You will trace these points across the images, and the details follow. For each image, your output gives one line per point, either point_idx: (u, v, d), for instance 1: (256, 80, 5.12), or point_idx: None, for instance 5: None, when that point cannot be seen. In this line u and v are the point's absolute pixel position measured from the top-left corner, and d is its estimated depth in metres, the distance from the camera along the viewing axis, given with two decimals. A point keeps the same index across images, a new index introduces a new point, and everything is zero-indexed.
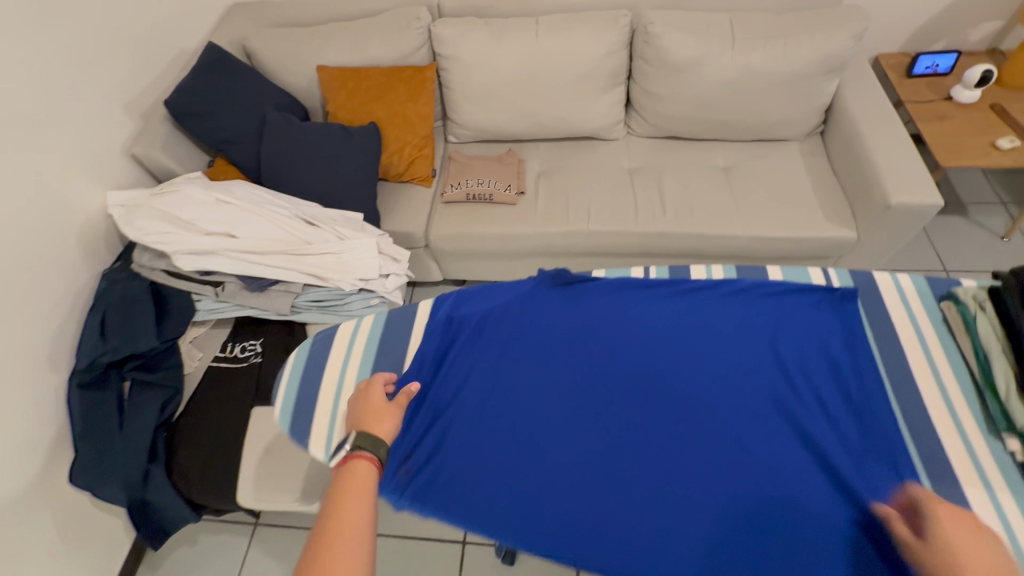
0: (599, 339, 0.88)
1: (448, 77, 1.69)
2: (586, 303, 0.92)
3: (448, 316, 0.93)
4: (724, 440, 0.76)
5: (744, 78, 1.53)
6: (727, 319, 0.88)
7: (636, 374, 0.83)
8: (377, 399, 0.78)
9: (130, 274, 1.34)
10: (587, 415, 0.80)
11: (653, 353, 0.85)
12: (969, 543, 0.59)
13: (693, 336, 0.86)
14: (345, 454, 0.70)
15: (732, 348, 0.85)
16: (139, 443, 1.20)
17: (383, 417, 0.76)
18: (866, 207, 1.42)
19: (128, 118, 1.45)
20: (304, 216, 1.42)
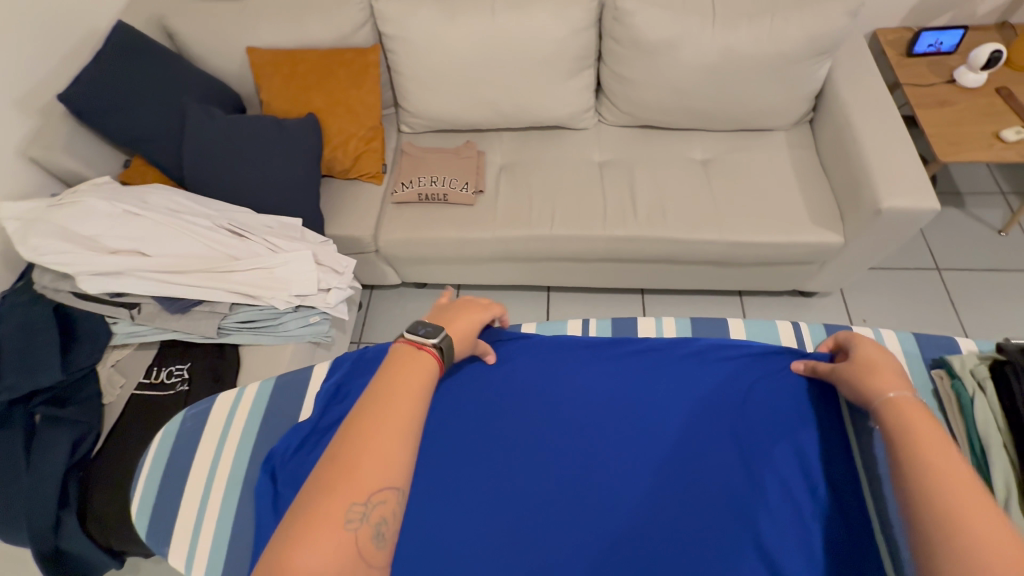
0: (542, 403, 0.86)
1: (395, 60, 1.50)
2: (526, 367, 0.90)
3: (338, 386, 0.85)
4: (654, 520, 0.71)
5: (725, 60, 1.36)
6: (676, 381, 0.86)
7: (583, 443, 0.80)
8: (469, 325, 0.79)
9: (32, 297, 1.19)
10: (532, 492, 0.76)
11: (599, 420, 0.82)
12: (879, 354, 0.71)
13: (638, 399, 0.84)
14: (426, 342, 0.67)
15: (682, 413, 0.81)
16: (48, 489, 1.08)
17: (464, 340, 0.77)
18: (854, 210, 1.28)
19: (22, 115, 1.27)
20: (230, 226, 1.27)
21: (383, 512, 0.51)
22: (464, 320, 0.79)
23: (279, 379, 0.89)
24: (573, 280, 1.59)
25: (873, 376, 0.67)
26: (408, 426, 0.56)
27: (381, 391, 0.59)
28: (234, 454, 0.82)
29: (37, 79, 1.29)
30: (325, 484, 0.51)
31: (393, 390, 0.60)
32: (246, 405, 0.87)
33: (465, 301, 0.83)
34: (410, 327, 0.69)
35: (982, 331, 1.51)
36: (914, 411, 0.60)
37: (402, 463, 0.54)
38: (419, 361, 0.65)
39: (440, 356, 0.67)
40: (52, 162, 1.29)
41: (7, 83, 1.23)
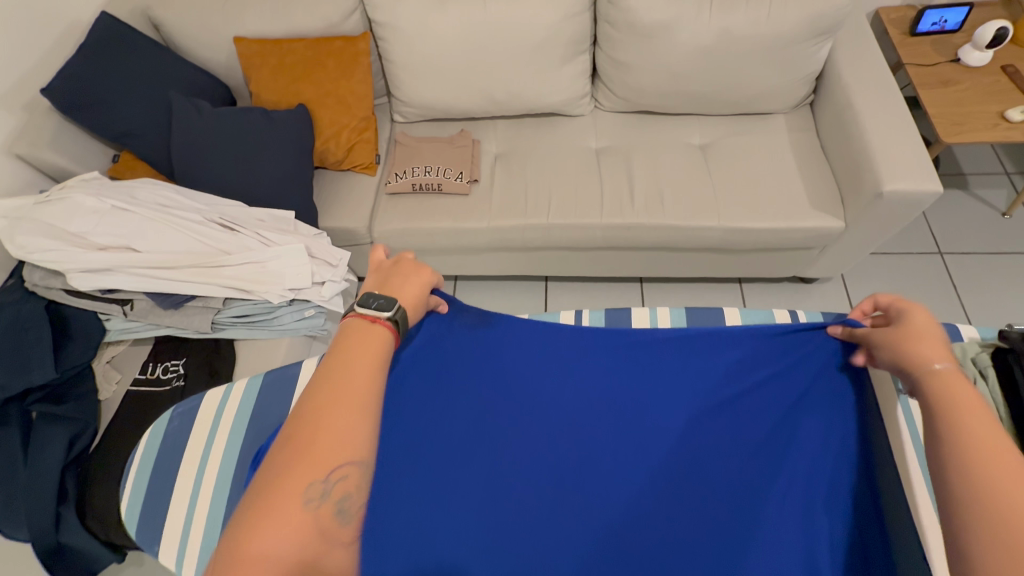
0: (544, 406, 0.83)
1: (386, 48, 1.47)
2: (529, 367, 0.87)
3: None
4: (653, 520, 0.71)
5: (723, 43, 1.33)
6: (687, 383, 0.83)
7: (587, 448, 0.78)
8: (417, 289, 0.70)
9: (22, 295, 1.18)
10: (530, 497, 0.74)
11: (602, 423, 0.80)
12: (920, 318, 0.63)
13: (645, 402, 0.82)
14: (379, 314, 0.61)
15: (690, 417, 0.79)
16: (46, 485, 1.08)
17: (411, 302, 0.68)
18: (855, 194, 1.26)
19: (7, 111, 1.25)
20: (221, 220, 1.26)
21: (344, 488, 0.48)
22: (411, 283, 0.70)
23: (267, 375, 0.89)
24: (570, 269, 1.57)
25: (915, 348, 0.59)
26: (365, 397, 0.52)
27: (334, 366, 0.55)
28: (224, 449, 0.82)
29: (20, 74, 1.26)
30: (281, 465, 0.48)
31: (349, 361, 0.56)
32: (234, 403, 0.87)
33: (402, 264, 0.73)
34: (359, 300, 0.62)
35: (985, 315, 1.49)
36: (960, 384, 0.53)
37: (361, 435, 0.50)
38: (374, 333, 0.59)
39: (397, 327, 0.61)
40: (39, 159, 1.27)
41: None
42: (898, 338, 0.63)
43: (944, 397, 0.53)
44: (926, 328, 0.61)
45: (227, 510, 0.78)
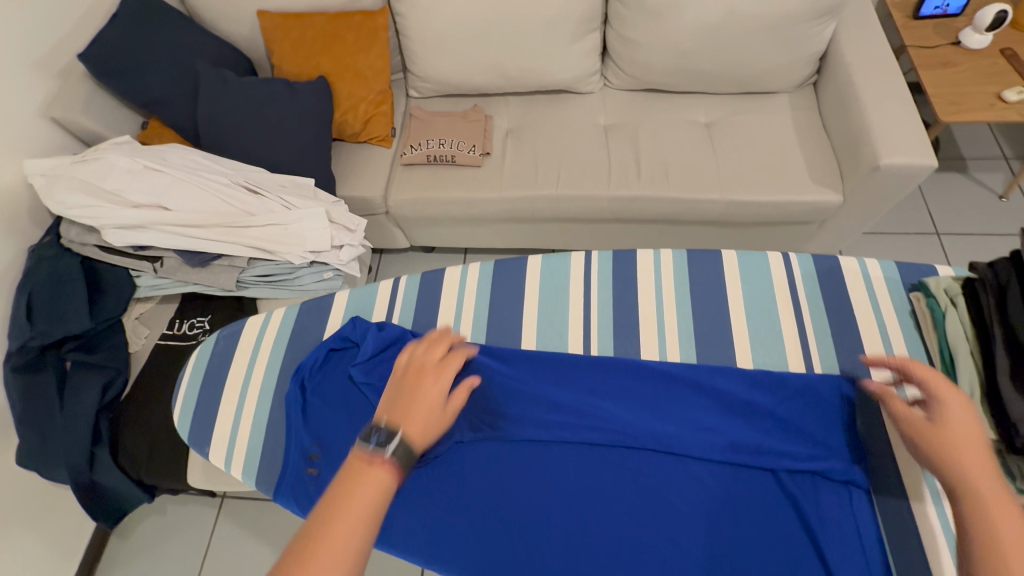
0: (552, 456, 0.76)
1: (403, 24, 1.51)
2: (539, 396, 0.79)
3: (343, 337, 0.85)
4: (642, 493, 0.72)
5: (729, 22, 1.37)
6: (708, 441, 0.74)
7: (592, 514, 0.71)
8: (435, 397, 0.68)
9: (60, 250, 1.25)
10: (529, 556, 0.69)
11: (608, 476, 0.73)
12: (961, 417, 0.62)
13: (660, 460, 0.74)
14: (379, 455, 0.59)
15: (705, 472, 0.73)
16: (82, 427, 1.15)
17: (433, 422, 0.67)
18: (854, 168, 1.31)
19: (44, 75, 1.31)
20: (247, 184, 1.32)
21: None
22: (426, 392, 0.69)
23: (302, 304, 0.93)
24: (576, 242, 1.64)
25: (961, 467, 0.58)
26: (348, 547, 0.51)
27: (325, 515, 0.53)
28: (258, 377, 0.87)
29: (56, 40, 1.32)
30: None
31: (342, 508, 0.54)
32: (273, 330, 0.91)
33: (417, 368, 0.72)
34: (363, 436, 0.61)
35: None
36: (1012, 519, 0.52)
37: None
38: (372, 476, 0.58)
39: (399, 464, 0.60)
40: (73, 123, 1.33)
41: (27, 44, 1.25)
42: (935, 449, 0.61)
43: (987, 539, 0.51)
44: (967, 435, 0.60)
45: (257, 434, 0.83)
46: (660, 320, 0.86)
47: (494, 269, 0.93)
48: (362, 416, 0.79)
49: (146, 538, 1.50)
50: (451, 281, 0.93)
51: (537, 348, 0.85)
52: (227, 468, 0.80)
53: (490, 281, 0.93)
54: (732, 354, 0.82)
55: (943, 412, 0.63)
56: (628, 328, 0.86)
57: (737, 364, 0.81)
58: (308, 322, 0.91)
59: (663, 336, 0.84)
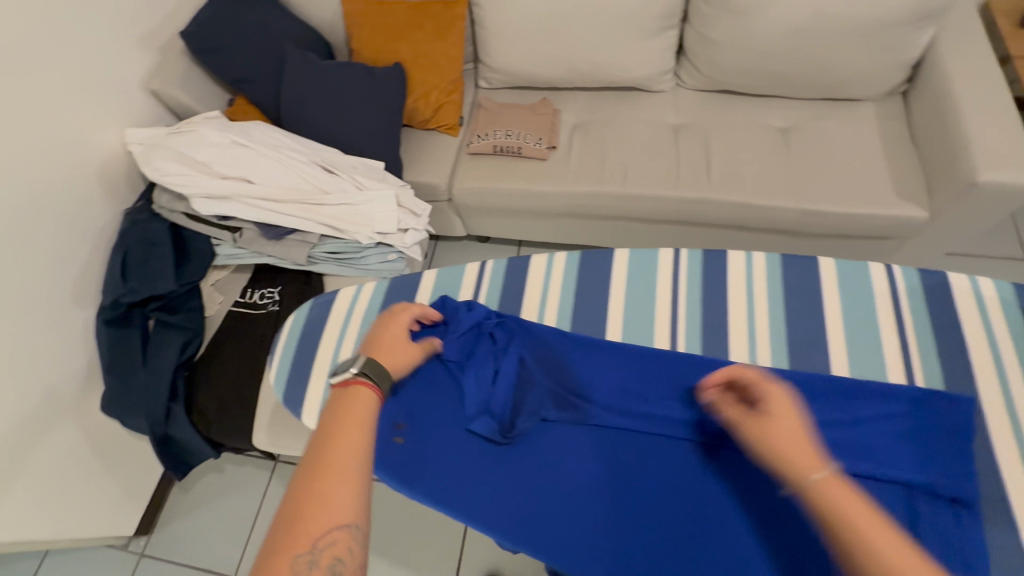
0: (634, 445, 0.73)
1: (480, 14, 1.53)
2: (624, 385, 0.76)
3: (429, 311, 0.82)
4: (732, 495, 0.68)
5: (819, 23, 1.32)
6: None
7: (673, 506, 0.68)
8: (397, 332, 0.72)
9: (151, 215, 1.33)
10: (617, 545, 0.66)
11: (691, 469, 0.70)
12: (789, 420, 0.59)
13: (749, 458, 0.69)
14: (348, 374, 0.62)
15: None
16: (161, 381, 1.23)
17: (397, 355, 0.70)
18: (944, 183, 1.24)
19: (145, 51, 1.40)
20: (322, 163, 1.37)
21: (333, 553, 0.48)
22: (387, 334, 0.72)
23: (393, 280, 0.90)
24: (634, 243, 1.62)
25: (795, 457, 0.56)
26: (357, 461, 0.53)
27: (327, 438, 0.56)
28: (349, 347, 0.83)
29: (158, 17, 1.41)
30: (266, 548, 0.48)
31: (339, 429, 0.57)
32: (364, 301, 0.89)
33: (377, 320, 0.74)
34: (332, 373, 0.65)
35: None
36: (843, 492, 0.51)
37: (354, 498, 0.51)
38: (359, 398, 0.61)
39: (374, 378, 0.63)
40: (168, 97, 1.41)
41: (133, 20, 1.34)
42: (769, 446, 0.58)
43: (845, 531, 0.49)
44: (793, 425, 0.59)
45: None
46: (750, 320, 0.81)
47: (583, 259, 0.90)
48: (450, 392, 0.77)
49: (204, 492, 1.59)
50: (539, 267, 0.90)
51: (624, 340, 0.81)
52: None
53: (577, 272, 0.90)
54: (826, 360, 0.77)
55: (771, 405, 0.61)
56: (717, 326, 0.81)
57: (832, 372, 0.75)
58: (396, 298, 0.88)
59: (754, 335, 0.80)
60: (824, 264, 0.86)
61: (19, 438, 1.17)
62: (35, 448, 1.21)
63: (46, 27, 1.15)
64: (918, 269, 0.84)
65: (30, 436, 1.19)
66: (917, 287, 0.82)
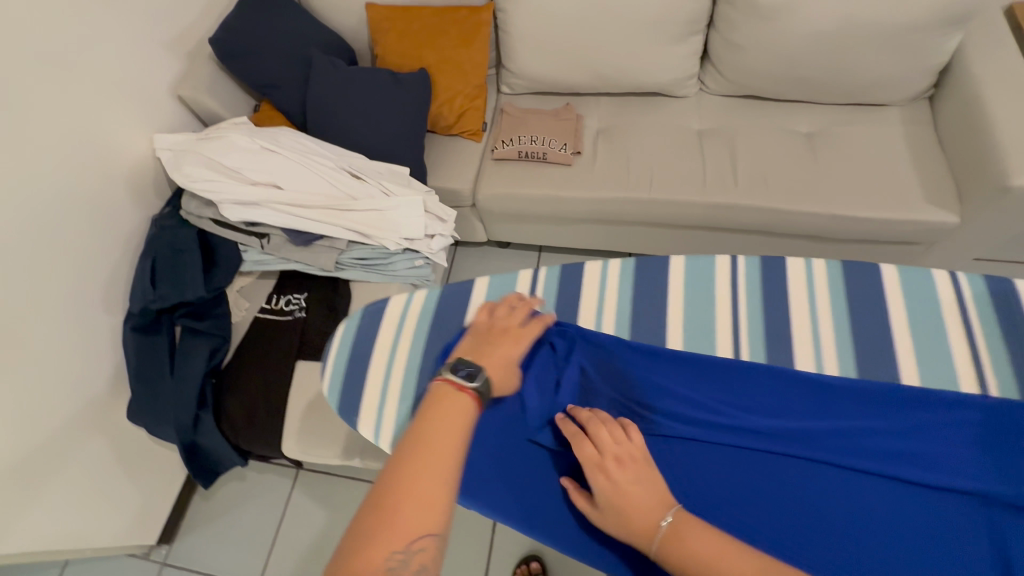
0: (694, 456, 0.67)
1: (505, 19, 1.52)
2: (682, 392, 0.70)
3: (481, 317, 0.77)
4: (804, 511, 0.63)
5: (849, 28, 1.32)
6: (871, 453, 0.64)
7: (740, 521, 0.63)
8: (515, 344, 0.70)
9: (179, 222, 1.33)
10: None
11: (756, 484, 0.64)
12: (628, 475, 0.60)
13: (813, 471, 0.65)
14: (466, 384, 0.61)
15: (870, 488, 0.63)
16: (190, 389, 1.22)
17: (508, 370, 0.69)
18: (976, 188, 1.24)
19: (174, 57, 1.40)
20: (349, 168, 1.36)
21: (422, 558, 0.49)
22: (506, 346, 0.70)
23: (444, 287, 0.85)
24: (658, 248, 1.62)
25: (635, 526, 0.57)
26: (451, 466, 0.54)
27: (424, 435, 0.56)
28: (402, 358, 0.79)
29: (186, 24, 1.41)
30: (360, 537, 0.49)
31: (436, 428, 0.57)
32: (416, 309, 0.84)
33: (499, 330, 0.71)
34: (448, 367, 0.64)
35: None
36: (692, 532, 0.55)
37: (444, 506, 0.52)
38: (459, 404, 0.60)
39: (481, 397, 0.62)
40: (195, 103, 1.41)
41: (163, 26, 1.35)
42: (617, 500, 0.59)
43: None
44: (623, 493, 0.59)
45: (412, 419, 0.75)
46: (813, 328, 0.74)
47: (636, 267, 0.83)
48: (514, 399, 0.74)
49: (225, 500, 1.58)
50: (591, 276, 0.84)
51: (685, 348, 0.74)
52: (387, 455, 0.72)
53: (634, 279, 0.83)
54: (895, 370, 0.70)
55: (599, 467, 0.62)
56: (780, 335, 0.74)
57: (901, 381, 0.68)
58: (451, 306, 0.83)
59: (818, 344, 0.73)
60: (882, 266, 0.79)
61: (50, 446, 1.16)
62: (64, 457, 1.20)
63: (80, 34, 1.15)
64: (983, 274, 0.75)
65: (60, 444, 1.18)
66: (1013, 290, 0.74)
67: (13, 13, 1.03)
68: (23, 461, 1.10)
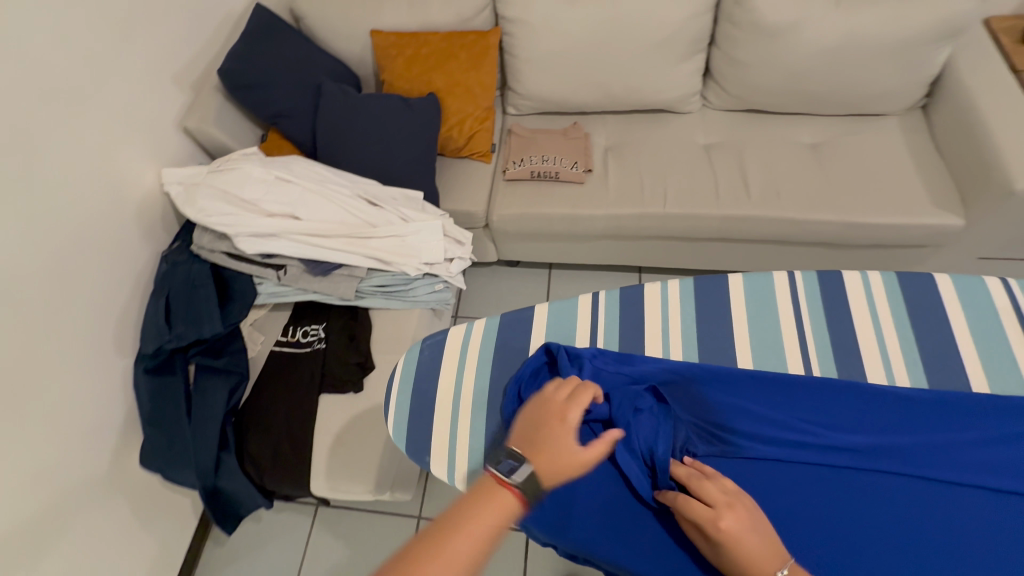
0: (764, 477, 0.65)
1: (512, 43, 1.54)
2: (763, 413, 0.69)
3: (553, 351, 0.76)
4: (858, 525, 0.61)
5: (847, 44, 1.37)
6: (963, 465, 0.64)
7: (845, 544, 0.60)
8: (568, 431, 0.60)
9: (191, 257, 1.29)
10: None
11: (856, 504, 0.63)
12: (735, 529, 0.55)
13: (879, 485, 0.63)
14: (508, 478, 0.53)
15: (970, 502, 0.61)
16: (212, 432, 1.17)
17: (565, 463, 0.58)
18: (980, 191, 1.29)
19: (179, 89, 1.37)
20: (366, 196, 1.35)
21: None
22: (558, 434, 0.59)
23: (503, 315, 0.85)
24: (672, 260, 1.63)
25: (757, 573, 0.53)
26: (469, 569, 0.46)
27: (451, 523, 0.49)
28: (468, 388, 0.79)
29: (190, 55, 1.39)
30: None
31: (468, 518, 0.50)
32: (476, 337, 0.84)
33: (546, 410, 0.63)
34: (493, 458, 0.56)
35: None
36: None
37: None
38: (500, 503, 0.52)
39: (526, 495, 0.52)
40: (202, 134, 1.38)
41: (168, 58, 1.32)
42: (722, 549, 0.55)
43: None
44: (744, 540, 0.54)
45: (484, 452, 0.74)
46: (880, 340, 0.76)
47: (697, 285, 0.84)
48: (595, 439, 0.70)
49: (240, 544, 1.48)
50: (652, 297, 0.84)
51: (756, 368, 0.75)
52: (460, 485, 0.73)
53: (693, 300, 0.83)
54: (966, 377, 0.71)
55: (702, 516, 0.57)
56: (848, 349, 0.76)
57: (972, 389, 0.70)
58: (513, 333, 0.83)
59: (886, 355, 0.74)
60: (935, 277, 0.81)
61: (62, 500, 1.09)
62: (76, 510, 1.13)
63: (88, 67, 1.12)
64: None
65: (72, 497, 1.11)
66: None
67: (22, 49, 1.00)
68: (35, 518, 1.03)
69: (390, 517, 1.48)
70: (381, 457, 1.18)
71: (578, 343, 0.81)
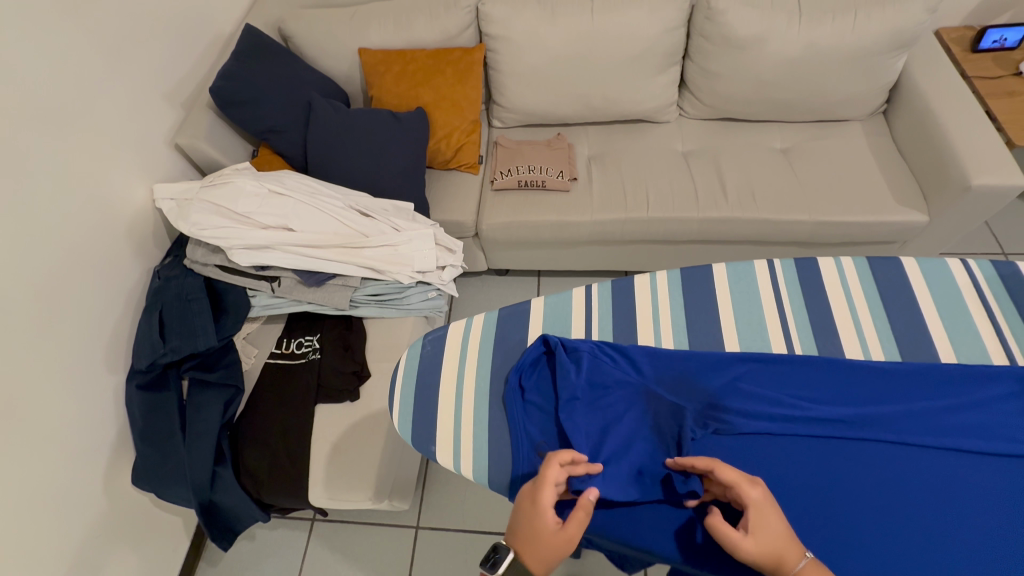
0: (749, 449, 0.69)
1: (495, 58, 1.61)
2: (754, 390, 0.73)
3: (551, 342, 0.80)
4: (832, 486, 0.66)
5: (809, 54, 1.46)
6: (932, 428, 0.68)
7: (826, 506, 0.65)
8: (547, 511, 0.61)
9: (184, 271, 1.30)
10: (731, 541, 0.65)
11: (839, 469, 0.67)
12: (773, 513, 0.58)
13: (853, 450, 0.68)
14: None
15: (941, 461, 0.66)
16: (205, 445, 1.16)
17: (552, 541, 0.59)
18: (939, 188, 1.37)
19: (170, 107, 1.39)
20: (358, 207, 1.37)
21: None
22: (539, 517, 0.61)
23: (502, 311, 0.88)
24: (657, 263, 1.69)
25: (779, 551, 0.56)
26: None
27: None
28: (471, 380, 0.82)
29: (180, 74, 1.41)
30: None
31: None
32: (478, 333, 0.87)
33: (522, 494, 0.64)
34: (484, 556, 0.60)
35: None
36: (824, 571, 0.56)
37: None
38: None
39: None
40: (193, 151, 1.40)
41: (159, 77, 1.35)
42: (762, 523, 0.57)
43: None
44: (771, 512, 0.58)
45: (488, 444, 0.76)
46: (855, 320, 0.81)
47: (685, 276, 0.88)
48: (590, 431, 0.73)
49: (233, 565, 1.45)
50: (643, 290, 0.88)
51: (743, 349, 0.79)
52: (465, 472, 0.75)
53: (682, 290, 0.87)
54: (935, 350, 0.77)
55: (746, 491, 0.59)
56: (827, 329, 0.81)
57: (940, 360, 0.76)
58: (512, 328, 0.86)
59: (863, 333, 0.79)
60: (903, 262, 0.86)
61: (53, 520, 1.07)
62: (67, 529, 1.10)
63: (80, 87, 1.14)
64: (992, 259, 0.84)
65: (63, 519, 1.09)
66: (1006, 270, 0.83)
67: (17, 69, 1.02)
68: (24, 541, 1.01)
69: (389, 529, 1.47)
70: (379, 465, 1.19)
71: (574, 335, 0.84)
